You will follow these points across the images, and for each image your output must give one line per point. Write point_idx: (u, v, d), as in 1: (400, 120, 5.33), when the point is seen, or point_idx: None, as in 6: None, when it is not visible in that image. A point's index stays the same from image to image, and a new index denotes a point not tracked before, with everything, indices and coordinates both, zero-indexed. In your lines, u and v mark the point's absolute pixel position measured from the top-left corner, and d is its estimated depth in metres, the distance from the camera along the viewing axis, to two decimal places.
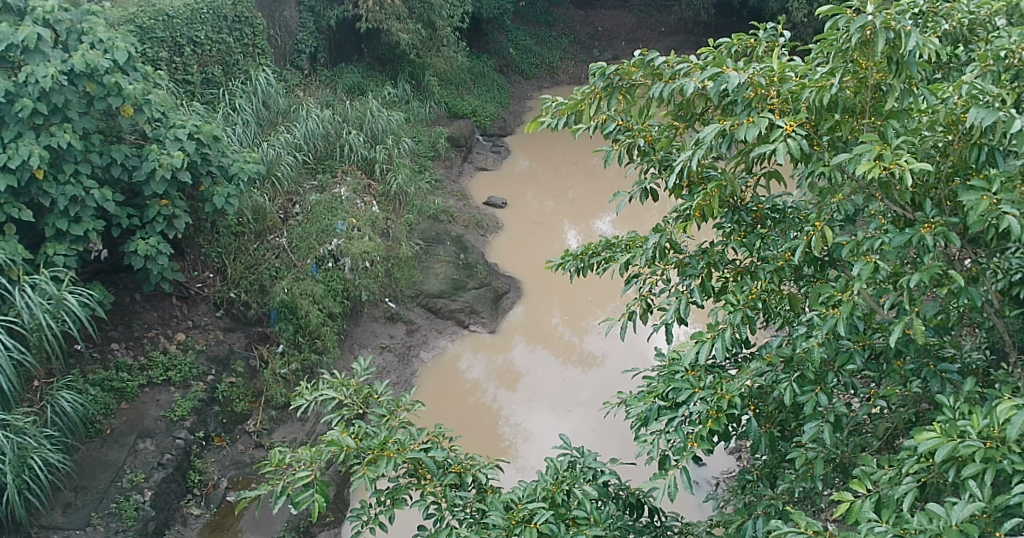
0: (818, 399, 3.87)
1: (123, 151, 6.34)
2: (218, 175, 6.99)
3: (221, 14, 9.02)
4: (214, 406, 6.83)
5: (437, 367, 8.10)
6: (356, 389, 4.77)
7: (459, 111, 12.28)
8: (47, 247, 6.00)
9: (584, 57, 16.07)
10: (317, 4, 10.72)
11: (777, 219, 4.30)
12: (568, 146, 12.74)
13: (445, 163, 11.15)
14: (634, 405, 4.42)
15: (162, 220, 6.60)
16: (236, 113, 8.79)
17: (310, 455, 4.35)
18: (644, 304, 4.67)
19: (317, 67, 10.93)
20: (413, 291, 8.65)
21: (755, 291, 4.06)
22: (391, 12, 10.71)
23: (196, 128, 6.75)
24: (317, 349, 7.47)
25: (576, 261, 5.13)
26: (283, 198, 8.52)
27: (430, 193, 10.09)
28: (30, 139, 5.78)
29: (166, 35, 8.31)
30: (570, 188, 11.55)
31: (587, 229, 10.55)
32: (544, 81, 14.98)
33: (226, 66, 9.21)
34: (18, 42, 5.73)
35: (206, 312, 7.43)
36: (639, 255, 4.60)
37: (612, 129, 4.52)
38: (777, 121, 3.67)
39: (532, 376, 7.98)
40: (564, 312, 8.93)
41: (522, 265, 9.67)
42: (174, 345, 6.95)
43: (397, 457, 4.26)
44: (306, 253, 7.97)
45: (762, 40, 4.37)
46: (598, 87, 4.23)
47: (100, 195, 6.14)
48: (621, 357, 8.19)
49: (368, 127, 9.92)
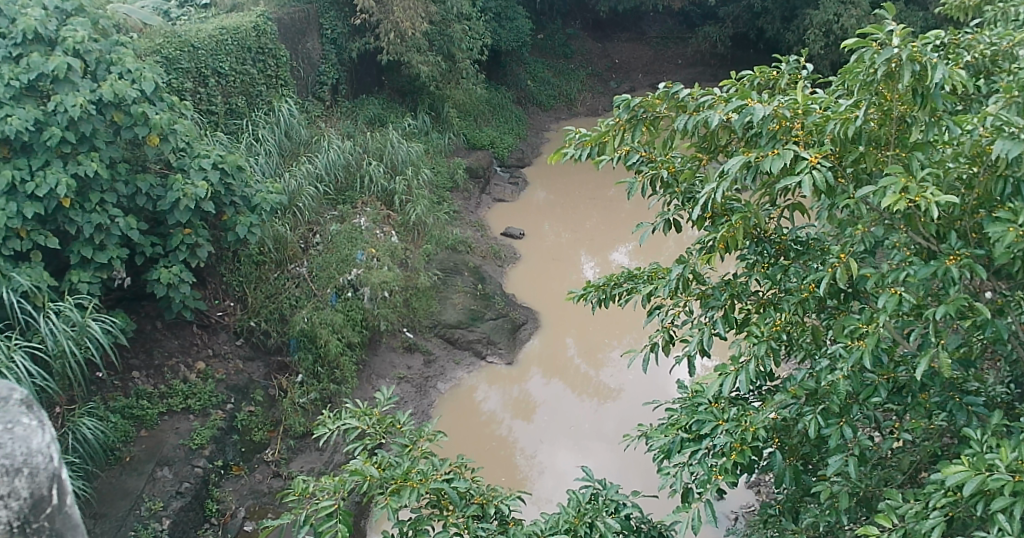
0: (842, 432, 3.84)
1: (149, 181, 6.43)
2: (241, 205, 7.07)
3: (245, 46, 9.19)
4: (233, 434, 6.84)
5: (453, 397, 8.08)
6: (379, 419, 4.76)
7: (478, 142, 12.37)
8: (72, 275, 6.07)
9: (602, 89, 16.18)
10: (339, 36, 10.94)
11: (800, 250, 4.29)
12: (585, 178, 12.80)
13: (464, 195, 11.19)
14: (656, 438, 4.43)
15: (185, 248, 6.65)
16: (259, 143, 8.88)
17: (333, 485, 4.34)
18: (667, 335, 4.70)
19: (338, 99, 11.06)
20: (430, 321, 8.65)
21: (779, 323, 4.05)
22: (412, 45, 10.79)
23: (220, 158, 6.83)
24: (336, 379, 7.47)
25: (598, 292, 5.12)
26: (303, 228, 8.56)
27: (448, 223, 10.15)
28: (58, 168, 5.86)
29: (191, 66, 8.42)
30: (586, 220, 11.55)
31: (603, 261, 10.51)
32: (561, 113, 15.09)
33: (249, 97, 9.35)
34: (49, 72, 5.83)
35: (226, 340, 7.48)
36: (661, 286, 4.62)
37: (634, 160, 4.48)
38: (801, 153, 3.70)
39: (548, 408, 7.95)
40: (579, 343, 8.90)
41: (541, 297, 9.66)
42: (194, 375, 6.99)
43: (420, 488, 4.24)
44: (327, 283, 8.02)
45: (784, 72, 4.43)
46: (623, 118, 4.31)
47: (125, 223, 6.21)
48: (638, 390, 8.13)
49: (387, 157, 9.99)
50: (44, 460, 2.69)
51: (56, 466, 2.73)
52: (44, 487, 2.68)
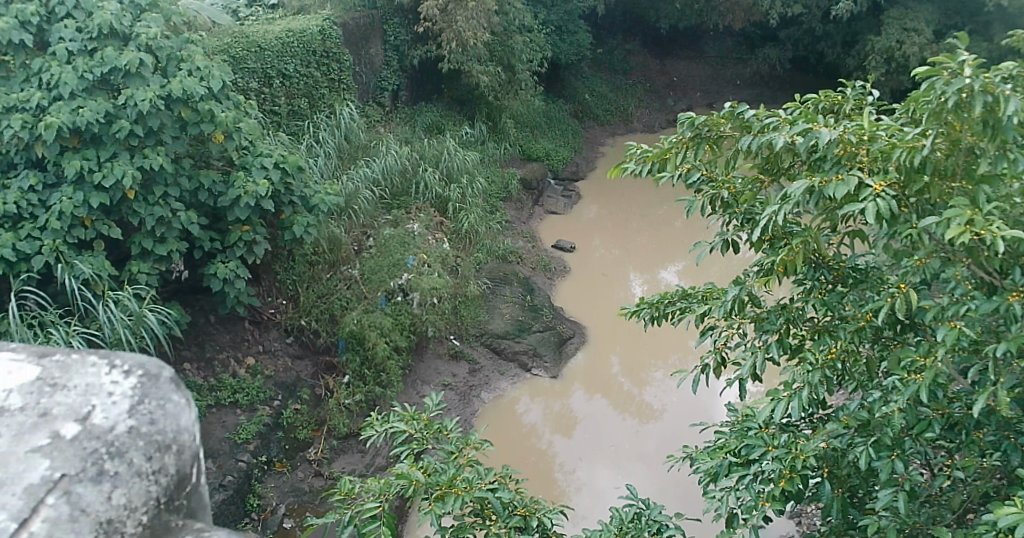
0: (894, 466, 3.69)
1: (211, 177, 6.55)
2: (299, 205, 7.15)
3: (310, 49, 9.36)
4: (277, 431, 6.92)
5: (495, 408, 8.06)
6: (426, 424, 4.75)
7: (532, 154, 12.38)
8: (132, 265, 6.19)
9: (659, 106, 16.08)
10: (402, 43, 11.03)
11: (858, 278, 4.19)
12: (638, 195, 12.73)
13: (516, 205, 11.22)
14: (703, 459, 4.41)
15: (243, 244, 6.75)
16: (319, 145, 8.98)
17: (379, 487, 4.33)
18: (718, 358, 4.59)
19: (398, 104, 11.21)
20: (477, 330, 8.67)
21: (835, 350, 3.93)
22: (473, 54, 10.89)
23: (282, 157, 6.93)
24: (382, 382, 7.46)
25: (651, 310, 5.04)
26: (357, 231, 8.64)
27: (499, 233, 10.18)
28: (125, 160, 5.97)
29: (258, 66, 8.65)
30: (637, 237, 11.48)
31: (652, 279, 10.40)
32: (617, 128, 15.05)
33: (312, 99, 9.51)
34: (121, 66, 5.94)
35: (277, 337, 7.58)
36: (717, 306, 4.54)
37: (695, 179, 4.48)
38: (866, 180, 3.61)
39: (589, 425, 7.88)
40: (624, 361, 8.80)
41: (588, 312, 9.61)
42: (243, 370, 7.10)
43: (465, 496, 4.22)
44: (377, 287, 8.02)
45: (849, 97, 4.33)
46: (686, 136, 4.23)
47: (186, 217, 6.34)
48: (680, 411, 8.00)
49: (443, 164, 10.06)
50: (191, 438, 2.23)
51: (199, 444, 2.25)
52: (187, 468, 2.18)
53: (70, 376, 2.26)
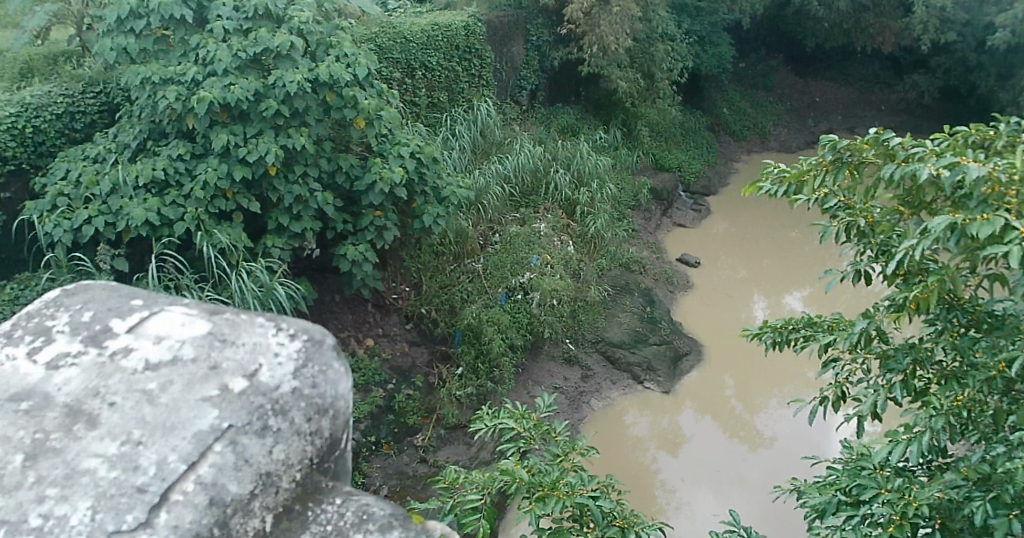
0: (1012, 526, 3.30)
1: (349, 161, 6.79)
2: (431, 196, 7.29)
3: (454, 43, 9.58)
4: (388, 414, 7.11)
5: (603, 416, 7.97)
6: (536, 424, 4.74)
7: (665, 164, 12.17)
8: (268, 239, 6.49)
9: (799, 126, 15.44)
10: (545, 44, 11.19)
11: (996, 326, 3.76)
12: (769, 215, 12.32)
13: (644, 214, 11.10)
14: (811, 495, 4.20)
15: (373, 229, 6.96)
16: (454, 138, 9.20)
17: (483, 480, 4.36)
18: (839, 392, 4.40)
19: (535, 104, 11.34)
20: (594, 336, 8.60)
21: (961, 398, 3.65)
22: (614, 59, 10.84)
23: (418, 148, 7.14)
24: (493, 378, 7.52)
25: (774, 334, 4.85)
26: (485, 226, 8.85)
27: (625, 241, 10.10)
28: (270, 138, 6.22)
29: (402, 57, 8.92)
30: (765, 258, 11.10)
31: (776, 303, 10.04)
32: (753, 145, 14.59)
33: (451, 92, 9.72)
34: (273, 47, 6.20)
35: (397, 322, 7.85)
36: (843, 338, 4.29)
37: (832, 204, 4.17)
38: (1015, 223, 3.28)
39: (696, 445, 7.68)
40: (738, 384, 8.50)
41: (707, 329, 9.38)
42: (362, 350, 7.46)
43: (566, 500, 4.18)
44: (498, 282, 8.21)
45: (1005, 132, 3.98)
46: (827, 159, 4.10)
47: (322, 198, 6.58)
48: (793, 443, 7.66)
49: (574, 167, 10.03)
50: (344, 405, 2.60)
51: (349, 413, 2.61)
52: (339, 433, 2.57)
53: (239, 333, 2.61)
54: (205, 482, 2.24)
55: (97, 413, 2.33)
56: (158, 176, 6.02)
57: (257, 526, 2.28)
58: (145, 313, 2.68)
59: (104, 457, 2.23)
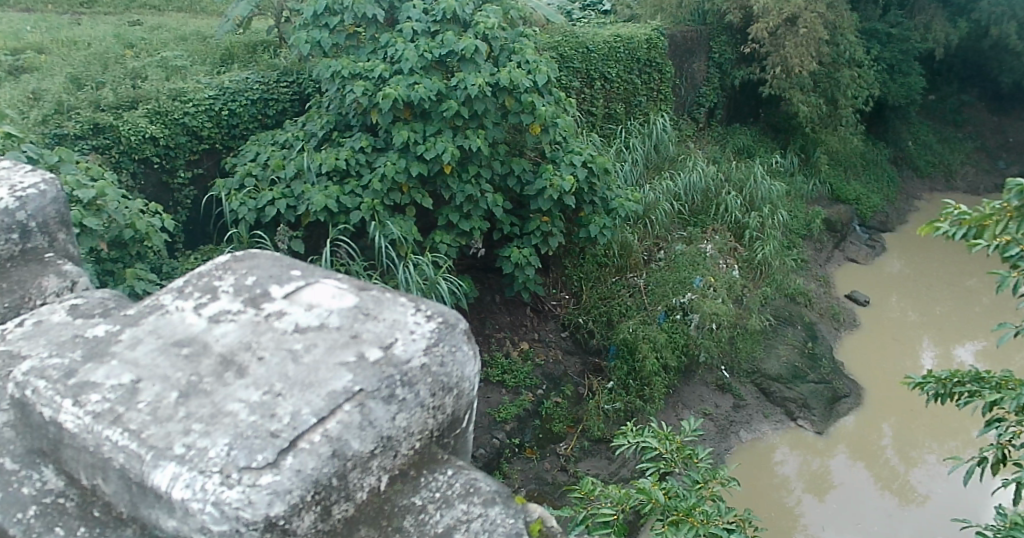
0: None
1: (522, 165, 6.95)
2: (598, 205, 7.37)
3: (635, 56, 9.74)
4: (535, 419, 7.07)
5: (750, 449, 7.61)
6: (678, 447, 4.64)
7: (842, 195, 11.62)
8: (437, 234, 6.73)
9: (987, 168, 14.25)
10: (726, 61, 11.05)
11: None
12: (949, 258, 11.43)
13: (816, 245, 10.58)
14: None
15: (539, 234, 7.11)
16: (627, 151, 9.26)
17: (618, 496, 4.30)
18: (1000, 454, 4.03)
19: (712, 123, 11.18)
20: (750, 367, 8.26)
21: None
22: (796, 82, 10.50)
23: (591, 158, 7.22)
24: (643, 396, 7.37)
25: (937, 386, 4.48)
26: (650, 241, 8.74)
27: (793, 271, 9.70)
28: (447, 137, 6.42)
29: (583, 68, 9.13)
30: (941, 303, 10.32)
31: (946, 352, 9.28)
32: (938, 184, 13.60)
33: (629, 105, 9.81)
34: (458, 50, 6.37)
35: (553, 330, 7.89)
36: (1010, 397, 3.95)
37: (1014, 252, 3.86)
38: None
39: (845, 493, 7.23)
40: (898, 434, 7.95)
41: (867, 370, 8.85)
42: (516, 352, 7.47)
43: (700, 527, 4.03)
44: (658, 301, 8.09)
45: None
46: (1013, 203, 3.72)
47: (492, 199, 6.79)
48: (951, 505, 7.09)
49: (747, 191, 9.76)
50: (469, 388, 2.26)
51: (475, 394, 2.29)
52: (462, 413, 2.26)
53: (382, 308, 2.32)
54: (331, 436, 1.92)
55: (247, 364, 2.07)
56: (340, 165, 6.35)
57: (372, 486, 2.00)
58: (301, 282, 2.43)
59: (245, 402, 1.96)
